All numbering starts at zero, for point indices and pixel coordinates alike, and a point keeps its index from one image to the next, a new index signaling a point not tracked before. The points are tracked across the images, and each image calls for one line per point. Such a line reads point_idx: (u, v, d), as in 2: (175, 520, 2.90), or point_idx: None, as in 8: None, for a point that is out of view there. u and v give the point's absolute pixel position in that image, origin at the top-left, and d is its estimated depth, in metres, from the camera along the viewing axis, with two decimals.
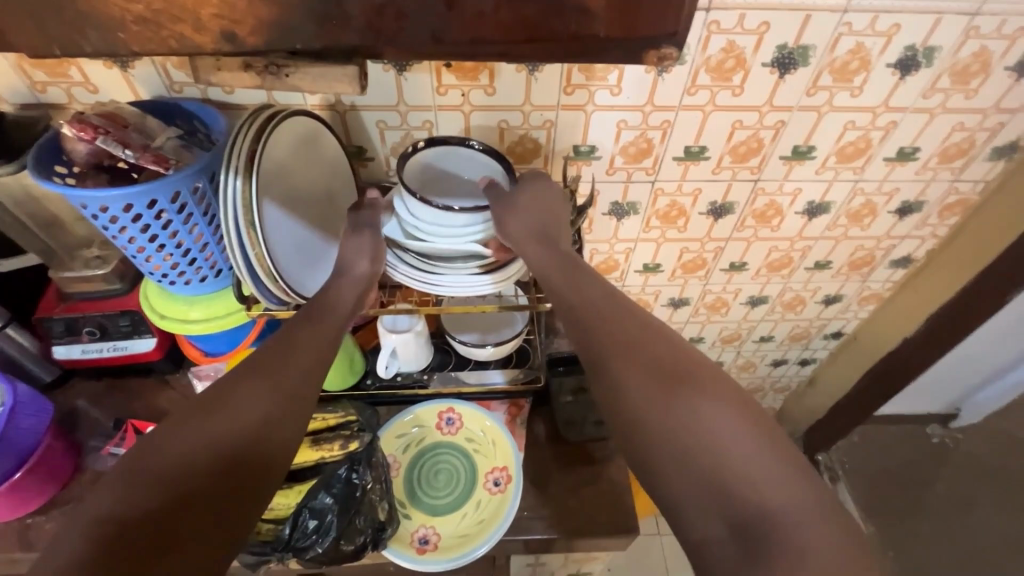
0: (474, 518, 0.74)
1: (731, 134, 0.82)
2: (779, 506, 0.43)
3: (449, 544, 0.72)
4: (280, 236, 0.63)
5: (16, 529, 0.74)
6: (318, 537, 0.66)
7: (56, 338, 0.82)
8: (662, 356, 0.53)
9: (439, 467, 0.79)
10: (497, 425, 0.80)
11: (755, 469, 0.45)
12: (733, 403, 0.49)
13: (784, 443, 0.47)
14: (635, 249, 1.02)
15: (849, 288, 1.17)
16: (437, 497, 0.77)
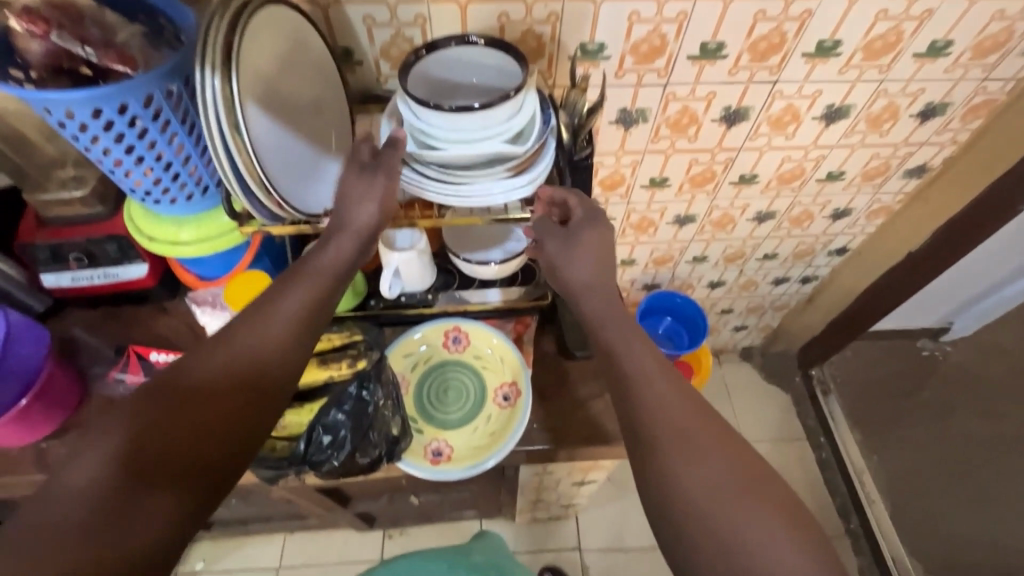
0: (486, 431, 0.76)
1: (752, 27, 0.75)
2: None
3: (462, 456, 0.74)
4: (270, 146, 0.58)
5: (32, 453, 0.74)
6: (334, 451, 0.68)
7: (43, 266, 0.78)
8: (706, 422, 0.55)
9: (448, 384, 0.79)
10: (504, 341, 0.80)
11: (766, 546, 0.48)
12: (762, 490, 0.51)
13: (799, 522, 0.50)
14: (642, 162, 0.97)
15: (859, 201, 1.13)
16: (448, 412, 0.77)
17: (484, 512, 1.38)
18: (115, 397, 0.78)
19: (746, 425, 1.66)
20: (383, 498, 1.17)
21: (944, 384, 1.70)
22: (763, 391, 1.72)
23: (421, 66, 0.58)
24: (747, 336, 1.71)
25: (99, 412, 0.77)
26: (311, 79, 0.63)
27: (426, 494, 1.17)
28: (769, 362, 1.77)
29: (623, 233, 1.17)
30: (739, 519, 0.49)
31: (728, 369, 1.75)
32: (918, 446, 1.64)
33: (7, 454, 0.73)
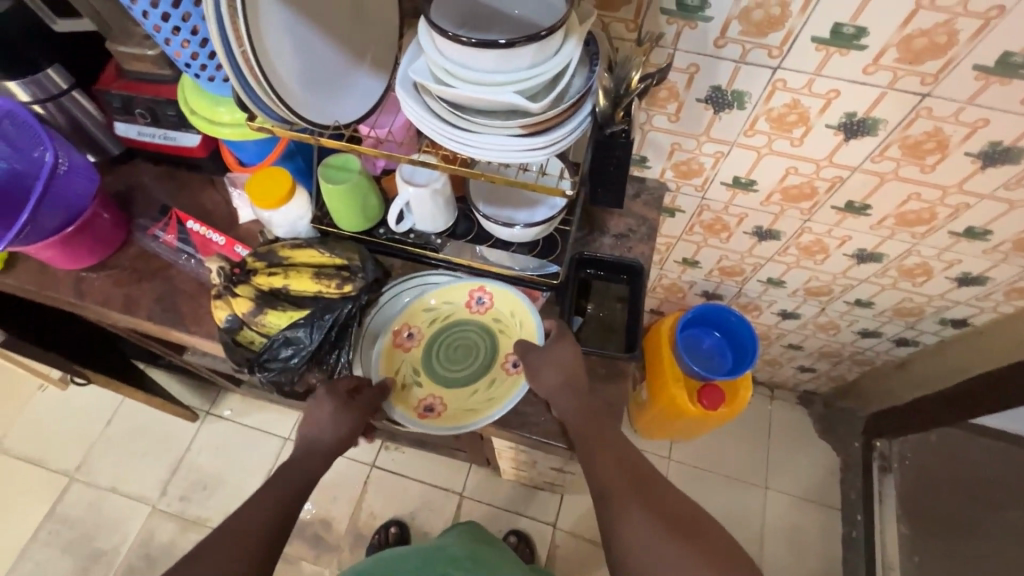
0: (482, 399, 0.72)
1: (911, 14, 0.57)
2: None
3: (453, 417, 0.71)
4: (286, 42, 0.55)
5: (73, 279, 0.83)
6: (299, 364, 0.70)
7: (116, 114, 0.84)
8: (637, 466, 0.64)
9: (458, 342, 0.75)
10: (522, 301, 0.74)
11: None
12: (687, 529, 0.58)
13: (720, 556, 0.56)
14: (728, 155, 0.83)
15: (1002, 272, 0.90)
16: (449, 370, 0.74)
17: (473, 460, 1.39)
18: (149, 251, 0.85)
19: (775, 472, 1.50)
20: None
21: None
22: (810, 444, 1.53)
23: None
24: (812, 381, 1.51)
25: (132, 260, 0.84)
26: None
27: None
28: (829, 416, 1.56)
29: (690, 230, 1.03)
30: (677, 569, 0.55)
31: (778, 408, 1.57)
32: None
33: (54, 274, 0.83)
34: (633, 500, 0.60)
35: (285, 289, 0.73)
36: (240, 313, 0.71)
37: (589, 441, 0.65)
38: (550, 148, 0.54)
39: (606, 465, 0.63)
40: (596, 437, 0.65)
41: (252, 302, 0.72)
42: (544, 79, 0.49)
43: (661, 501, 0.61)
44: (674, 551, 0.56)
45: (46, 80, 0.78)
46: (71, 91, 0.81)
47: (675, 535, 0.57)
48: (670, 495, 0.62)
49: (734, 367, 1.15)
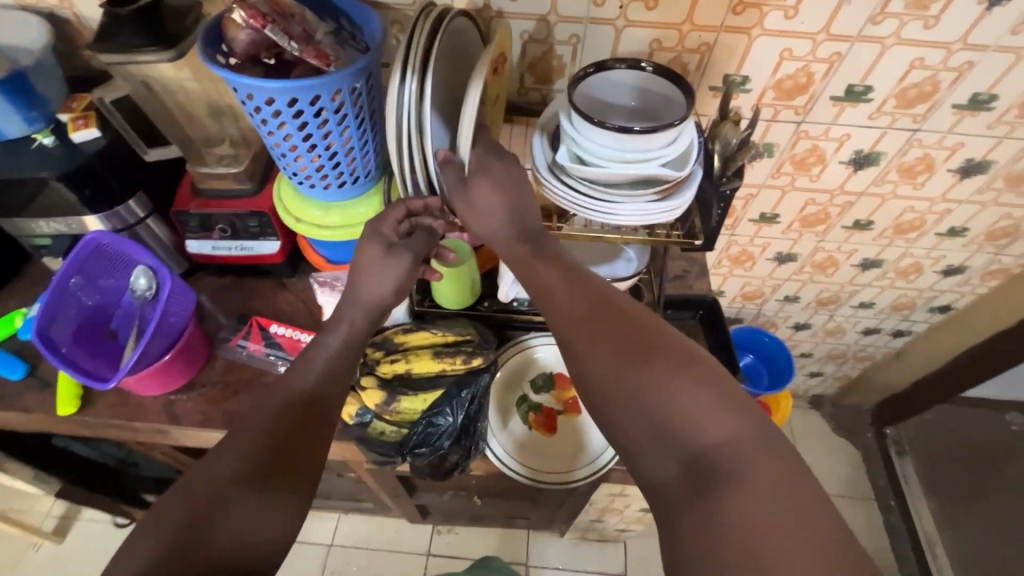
0: (564, 451, 0.79)
1: (906, 73, 0.74)
2: (717, 442, 0.44)
3: (536, 465, 0.77)
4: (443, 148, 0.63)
5: (161, 404, 0.80)
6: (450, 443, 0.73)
7: (190, 233, 0.85)
8: (630, 332, 0.51)
9: (541, 393, 0.81)
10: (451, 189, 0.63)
11: (709, 422, 0.44)
12: (703, 380, 0.47)
13: (732, 393, 0.46)
14: (757, 196, 0.96)
15: (977, 260, 1.08)
16: (530, 421, 0.79)
17: (536, 524, 1.38)
18: (236, 362, 0.83)
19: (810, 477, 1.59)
20: (446, 494, 1.19)
21: None
22: (831, 444, 1.65)
23: (586, 83, 0.61)
24: (820, 384, 1.65)
25: (222, 373, 0.82)
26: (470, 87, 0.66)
27: (488, 497, 1.18)
28: (839, 414, 1.70)
29: (718, 264, 1.15)
30: (687, 406, 0.45)
31: (794, 417, 1.69)
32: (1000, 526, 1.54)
33: (140, 402, 0.79)
34: (627, 362, 0.49)
35: (407, 373, 0.75)
36: (372, 406, 0.72)
37: (553, 310, 0.54)
38: (680, 208, 0.62)
39: (583, 336, 0.52)
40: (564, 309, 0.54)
41: (383, 392, 0.73)
42: (678, 153, 0.59)
43: (650, 343, 0.50)
44: (688, 408, 0.45)
45: (125, 211, 0.78)
46: (146, 219, 0.81)
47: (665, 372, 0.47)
48: (683, 351, 0.49)
49: (772, 383, 1.25)
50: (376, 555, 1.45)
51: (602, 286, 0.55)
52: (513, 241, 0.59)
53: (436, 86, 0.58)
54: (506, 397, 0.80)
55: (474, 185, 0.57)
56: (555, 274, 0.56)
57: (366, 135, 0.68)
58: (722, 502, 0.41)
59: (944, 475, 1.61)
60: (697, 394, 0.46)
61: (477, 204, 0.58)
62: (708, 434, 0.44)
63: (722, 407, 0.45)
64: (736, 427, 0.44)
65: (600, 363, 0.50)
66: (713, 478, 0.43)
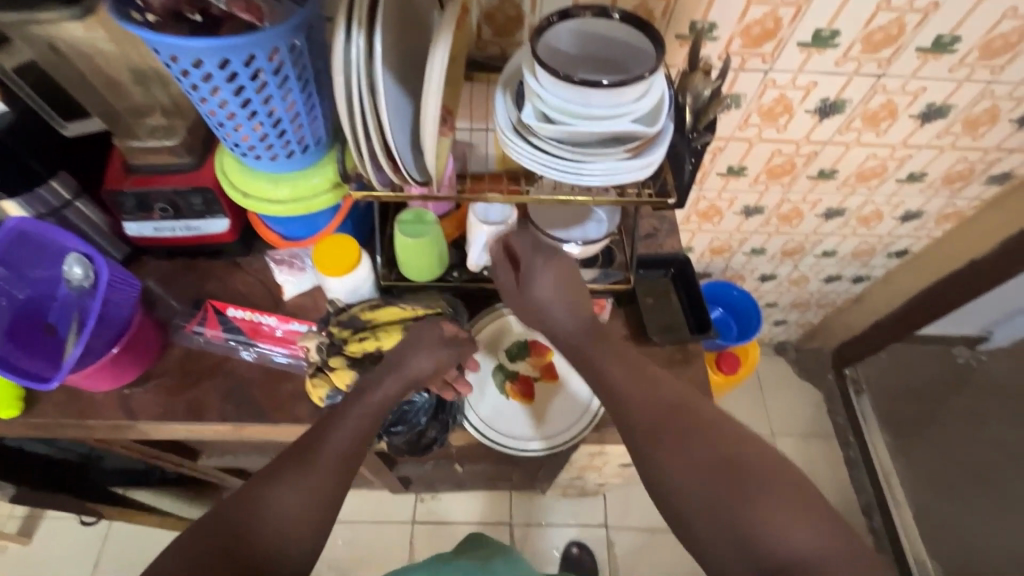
0: (545, 417, 0.78)
1: (872, 16, 0.72)
2: (797, 552, 0.47)
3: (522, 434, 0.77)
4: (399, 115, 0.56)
5: (116, 399, 0.75)
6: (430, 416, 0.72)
7: (127, 214, 0.78)
8: (715, 439, 0.55)
9: (517, 361, 0.80)
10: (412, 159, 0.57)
11: (787, 534, 0.48)
12: (787, 492, 0.50)
13: (813, 507, 0.49)
14: (724, 149, 0.95)
15: (933, 204, 1.11)
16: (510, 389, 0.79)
17: (517, 485, 1.40)
18: (194, 350, 0.79)
19: (776, 420, 1.66)
20: (427, 464, 1.19)
21: (977, 392, 1.71)
22: (795, 387, 1.72)
23: (549, 34, 0.56)
24: (784, 331, 1.70)
25: (179, 363, 0.78)
26: (425, 41, 0.61)
27: (470, 463, 1.19)
28: (802, 358, 1.77)
29: (687, 220, 1.15)
30: (768, 519, 0.49)
31: (761, 364, 1.76)
32: (947, 451, 1.66)
33: (93, 399, 0.74)
34: (710, 469, 0.53)
35: (378, 350, 0.72)
36: (344, 387, 0.70)
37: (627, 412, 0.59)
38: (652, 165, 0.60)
39: (666, 441, 0.56)
40: (641, 412, 0.58)
41: (353, 371, 0.70)
42: (647, 106, 0.56)
43: (731, 450, 0.54)
44: (771, 518, 0.49)
45: (49, 193, 0.71)
46: (74, 201, 0.74)
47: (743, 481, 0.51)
48: (765, 461, 0.53)
49: (740, 333, 1.28)
50: (362, 526, 1.46)
51: (681, 394, 0.59)
52: (582, 337, 0.66)
53: (388, 43, 0.52)
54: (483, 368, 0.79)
55: (545, 270, 0.67)
56: (633, 384, 0.60)
57: (313, 99, 0.62)
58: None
59: (898, 409, 1.72)
60: (775, 502, 0.49)
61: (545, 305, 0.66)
62: (793, 545, 0.47)
63: (800, 517, 0.49)
64: (815, 538, 0.48)
65: (679, 468, 0.54)
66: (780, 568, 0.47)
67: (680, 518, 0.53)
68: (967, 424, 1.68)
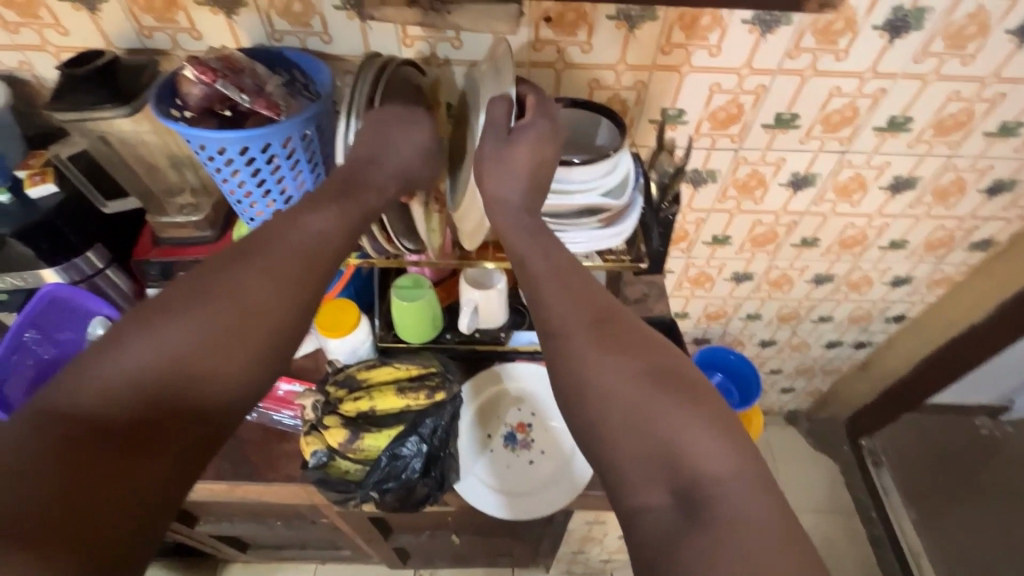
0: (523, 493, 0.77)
1: (826, 101, 0.80)
2: (704, 469, 0.47)
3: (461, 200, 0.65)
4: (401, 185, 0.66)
5: None
6: (423, 477, 0.72)
7: (151, 281, 0.85)
8: (657, 366, 0.52)
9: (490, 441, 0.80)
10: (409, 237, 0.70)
11: (704, 457, 0.47)
12: (714, 422, 0.49)
13: (731, 427, 0.50)
14: (707, 220, 1.01)
15: (921, 270, 1.14)
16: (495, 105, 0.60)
17: (520, 561, 1.34)
18: None
19: (793, 494, 1.59)
20: (424, 535, 1.17)
21: (1004, 467, 1.63)
22: (810, 458, 1.66)
23: None
24: (793, 400, 1.68)
25: None
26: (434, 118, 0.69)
27: (468, 534, 1.16)
28: (816, 428, 1.72)
29: (679, 286, 1.19)
30: (681, 439, 0.48)
31: (773, 434, 1.71)
32: (979, 532, 1.55)
33: None
34: (643, 391, 0.51)
35: (372, 410, 0.75)
36: (333, 445, 0.72)
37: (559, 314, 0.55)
38: (621, 235, 0.65)
39: (592, 355, 0.53)
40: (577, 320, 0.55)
41: (345, 430, 0.73)
42: (614, 181, 0.62)
43: (659, 364, 0.53)
44: (691, 444, 0.48)
45: (84, 263, 0.79)
46: (105, 269, 0.82)
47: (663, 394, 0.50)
48: (700, 391, 0.51)
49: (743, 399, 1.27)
50: None
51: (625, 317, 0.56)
52: (517, 215, 0.60)
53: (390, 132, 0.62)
54: (488, 459, 0.79)
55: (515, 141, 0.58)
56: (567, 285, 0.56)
57: (321, 176, 0.70)
58: (717, 537, 0.43)
59: (923, 485, 1.63)
60: (692, 417, 0.49)
61: (511, 159, 0.58)
62: (704, 463, 0.47)
63: (722, 443, 0.48)
64: (737, 466, 0.47)
65: (601, 379, 0.52)
66: (695, 496, 0.46)
67: (591, 422, 0.51)
68: (999, 501, 1.58)
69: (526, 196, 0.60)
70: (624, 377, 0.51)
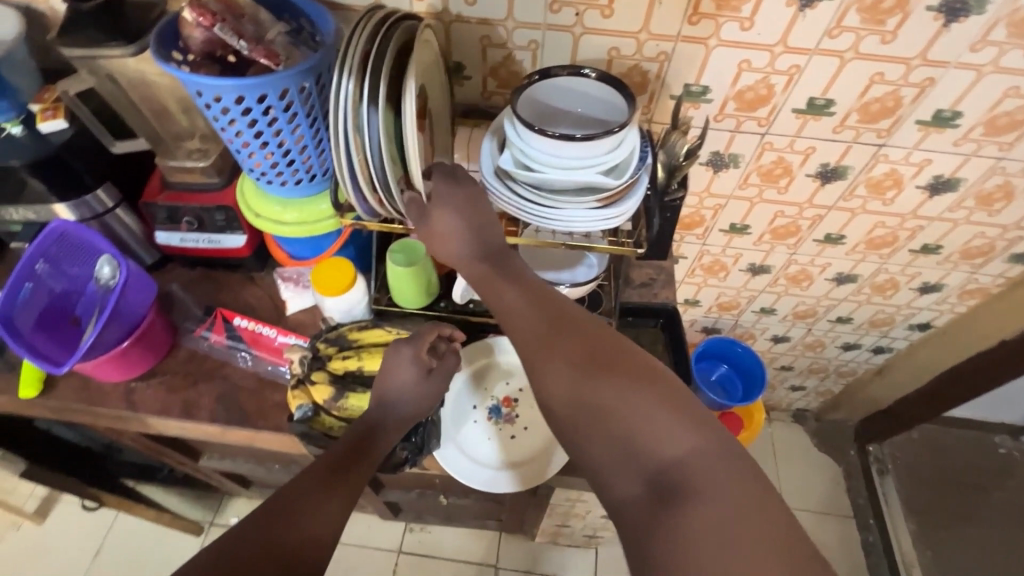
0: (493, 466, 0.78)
1: (866, 88, 0.73)
2: (666, 452, 0.49)
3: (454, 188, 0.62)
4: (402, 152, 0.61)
5: (122, 390, 0.81)
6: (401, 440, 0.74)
7: (159, 224, 0.86)
8: (603, 354, 0.55)
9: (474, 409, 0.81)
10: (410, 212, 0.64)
11: (659, 433, 0.50)
12: (663, 397, 0.52)
13: (684, 399, 0.52)
14: (725, 206, 0.96)
15: (953, 278, 1.07)
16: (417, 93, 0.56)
17: (507, 527, 1.37)
18: (198, 353, 0.85)
19: (790, 492, 1.57)
20: (413, 493, 1.20)
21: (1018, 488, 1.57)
22: (812, 458, 1.63)
23: (534, 89, 0.61)
24: (803, 398, 1.63)
25: (184, 364, 0.84)
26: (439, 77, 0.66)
27: (455, 496, 1.19)
28: (823, 429, 1.68)
29: (691, 273, 1.15)
30: (639, 421, 0.51)
31: (778, 430, 1.67)
32: (981, 550, 1.51)
33: (102, 388, 0.81)
34: (595, 385, 0.54)
35: (359, 370, 0.76)
36: (319, 401, 0.74)
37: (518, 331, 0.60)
38: (621, 216, 0.62)
39: (548, 363, 0.57)
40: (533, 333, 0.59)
41: (331, 387, 0.74)
42: (618, 160, 0.59)
43: (605, 353, 0.56)
44: (646, 424, 0.51)
45: (94, 201, 0.80)
46: (116, 208, 0.83)
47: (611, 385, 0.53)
48: (647, 372, 0.54)
49: (746, 393, 1.24)
50: (348, 551, 1.46)
51: (574, 313, 0.59)
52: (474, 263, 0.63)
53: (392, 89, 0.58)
54: (472, 431, 0.79)
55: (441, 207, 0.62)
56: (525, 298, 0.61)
57: (320, 133, 0.69)
58: (687, 514, 0.47)
59: (928, 498, 1.59)
60: (644, 400, 0.52)
61: (438, 232, 0.62)
62: (662, 444, 0.50)
63: (680, 422, 0.51)
64: (695, 439, 0.50)
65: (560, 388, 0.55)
66: (665, 477, 0.49)
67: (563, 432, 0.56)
68: (1008, 523, 1.53)
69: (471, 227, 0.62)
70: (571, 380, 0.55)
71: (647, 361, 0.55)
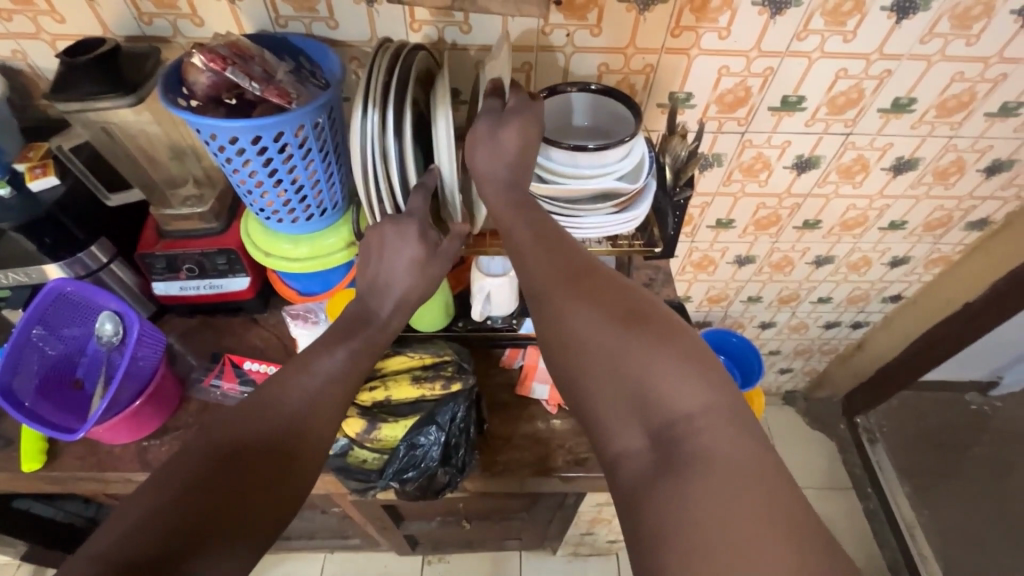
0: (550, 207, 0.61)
1: (833, 83, 0.80)
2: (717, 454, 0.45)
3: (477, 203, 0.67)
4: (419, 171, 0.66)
5: (134, 451, 0.77)
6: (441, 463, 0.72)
7: (156, 274, 0.82)
8: (681, 374, 0.49)
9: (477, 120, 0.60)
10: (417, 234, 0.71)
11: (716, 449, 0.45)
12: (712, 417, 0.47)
13: (741, 427, 0.47)
14: (711, 203, 1.02)
15: (919, 250, 1.16)
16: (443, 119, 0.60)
17: (527, 545, 1.36)
18: (210, 403, 0.81)
19: (791, 472, 1.63)
20: (434, 522, 1.17)
21: (994, 439, 1.68)
22: (807, 437, 1.69)
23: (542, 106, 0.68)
24: (791, 380, 1.70)
25: (196, 416, 0.80)
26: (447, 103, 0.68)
27: (478, 520, 1.17)
28: (812, 407, 1.76)
29: (682, 270, 1.20)
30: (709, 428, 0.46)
31: (771, 414, 1.74)
32: (971, 504, 1.60)
33: (111, 451, 0.77)
34: (665, 389, 0.48)
35: (387, 399, 0.75)
36: (352, 435, 0.72)
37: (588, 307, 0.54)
38: (638, 218, 0.65)
39: (633, 349, 0.50)
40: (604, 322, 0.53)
41: (362, 419, 0.73)
42: (632, 166, 0.63)
43: (679, 363, 0.50)
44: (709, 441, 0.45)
45: (88, 258, 0.77)
46: (110, 264, 0.80)
47: (681, 396, 0.48)
48: (701, 380, 0.48)
49: (744, 381, 1.27)
50: None
51: (634, 303, 0.54)
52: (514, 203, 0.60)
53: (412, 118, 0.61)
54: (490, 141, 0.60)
55: (494, 144, 0.59)
56: (594, 286, 0.55)
57: (331, 167, 0.69)
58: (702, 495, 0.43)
59: (917, 461, 1.67)
60: (714, 409, 0.47)
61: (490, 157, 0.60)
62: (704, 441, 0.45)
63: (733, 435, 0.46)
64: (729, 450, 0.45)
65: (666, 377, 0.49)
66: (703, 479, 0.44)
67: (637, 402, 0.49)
68: (990, 473, 1.64)
69: (510, 172, 0.60)
70: (652, 372, 0.49)
71: (712, 387, 0.48)
